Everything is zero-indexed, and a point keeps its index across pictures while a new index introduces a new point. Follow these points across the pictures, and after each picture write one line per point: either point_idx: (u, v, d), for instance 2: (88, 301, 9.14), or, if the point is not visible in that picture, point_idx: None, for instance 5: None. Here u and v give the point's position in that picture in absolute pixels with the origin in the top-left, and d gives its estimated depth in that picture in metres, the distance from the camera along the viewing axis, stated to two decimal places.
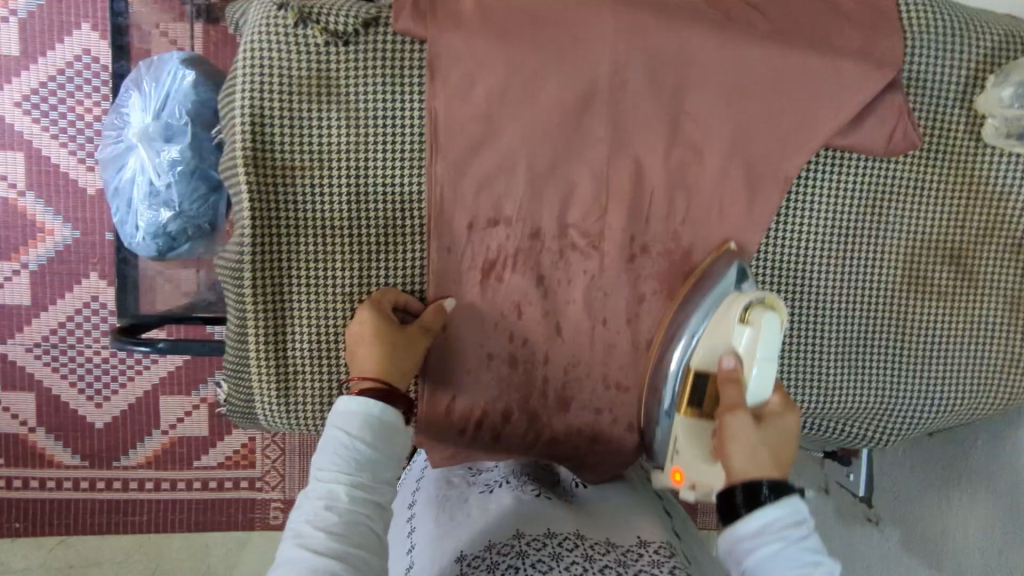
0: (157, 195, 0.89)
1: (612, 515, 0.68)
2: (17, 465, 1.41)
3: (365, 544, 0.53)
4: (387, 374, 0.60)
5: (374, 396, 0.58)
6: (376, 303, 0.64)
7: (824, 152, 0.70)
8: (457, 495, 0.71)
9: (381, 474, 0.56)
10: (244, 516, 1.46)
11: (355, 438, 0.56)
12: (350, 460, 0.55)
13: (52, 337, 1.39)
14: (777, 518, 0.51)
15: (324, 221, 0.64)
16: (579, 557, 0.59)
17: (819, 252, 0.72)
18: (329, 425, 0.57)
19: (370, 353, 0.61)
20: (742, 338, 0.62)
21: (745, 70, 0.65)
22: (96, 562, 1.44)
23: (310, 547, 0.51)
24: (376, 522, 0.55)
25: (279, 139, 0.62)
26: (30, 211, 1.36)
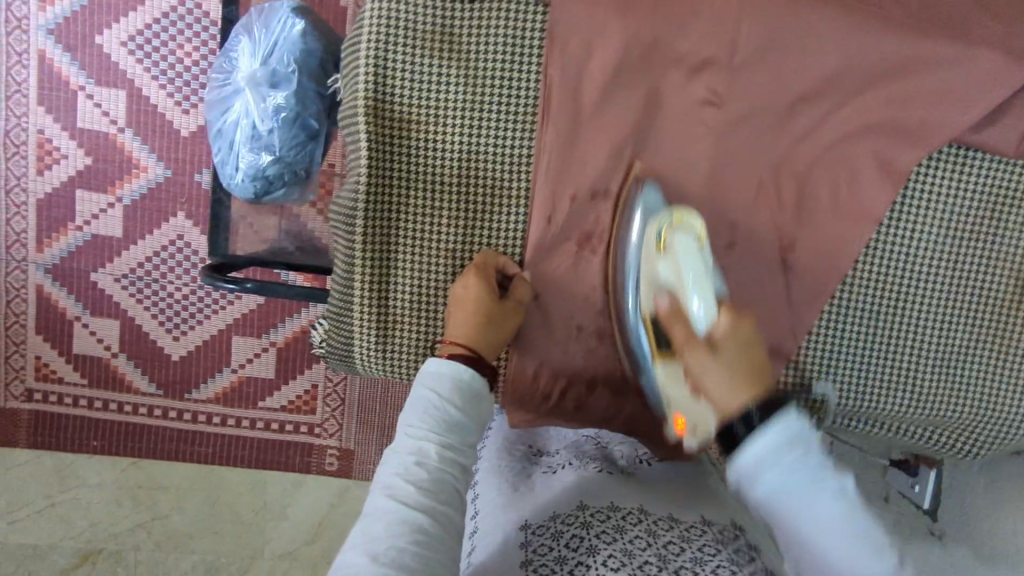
0: (258, 139, 0.92)
1: (680, 492, 0.64)
2: (100, 387, 1.50)
3: (451, 502, 0.53)
4: (476, 343, 0.62)
5: (461, 361, 0.60)
6: (478, 273, 0.65)
7: (950, 147, 0.66)
8: (520, 468, 0.69)
9: (467, 438, 0.57)
10: (301, 459, 1.52)
11: (445, 400, 0.57)
12: (440, 419, 0.56)
13: (138, 270, 1.46)
14: (768, 450, 0.50)
15: (434, 175, 0.65)
16: (643, 532, 0.57)
17: (932, 252, 0.68)
18: (418, 386, 0.59)
19: (465, 320, 0.62)
20: (665, 272, 0.62)
21: (878, 60, 0.62)
22: (164, 486, 1.52)
23: (399, 498, 0.52)
24: (460, 483, 0.55)
25: (398, 88, 0.63)
26: (127, 148, 1.42)
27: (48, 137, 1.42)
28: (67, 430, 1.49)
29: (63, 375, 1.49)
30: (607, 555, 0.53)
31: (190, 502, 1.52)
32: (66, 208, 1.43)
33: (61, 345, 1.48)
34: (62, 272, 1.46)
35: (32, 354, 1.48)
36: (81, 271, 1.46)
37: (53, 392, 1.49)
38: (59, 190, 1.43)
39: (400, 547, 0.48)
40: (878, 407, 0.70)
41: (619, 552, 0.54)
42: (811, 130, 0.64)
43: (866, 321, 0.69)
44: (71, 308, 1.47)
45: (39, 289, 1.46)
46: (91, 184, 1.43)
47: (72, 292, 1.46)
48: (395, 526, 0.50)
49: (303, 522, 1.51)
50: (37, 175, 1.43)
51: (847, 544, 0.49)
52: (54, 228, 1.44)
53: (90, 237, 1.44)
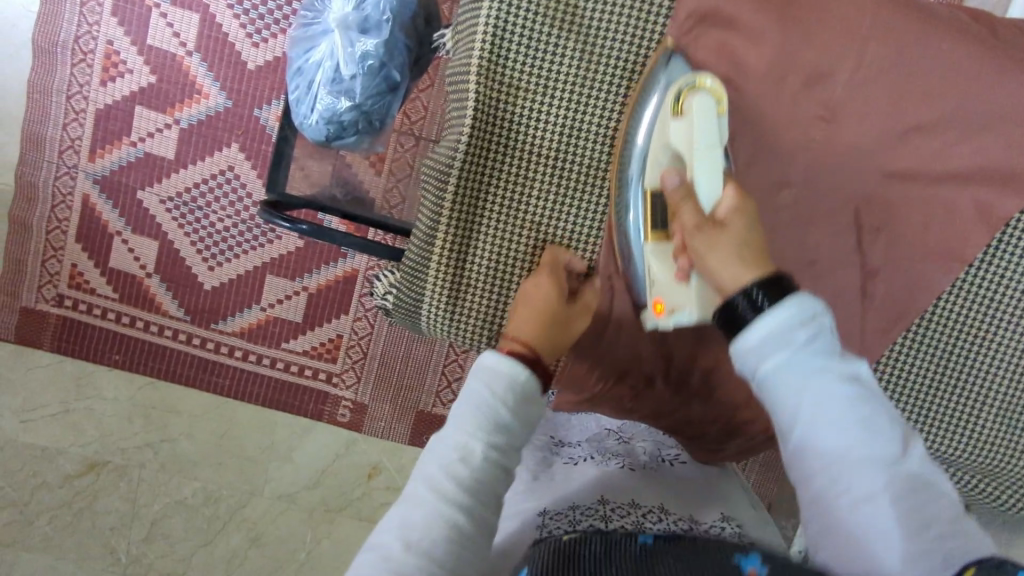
0: (339, 83, 0.91)
1: (699, 496, 0.65)
2: (129, 304, 1.51)
3: (489, 503, 0.54)
4: (539, 343, 0.61)
5: (522, 362, 0.58)
6: (550, 273, 0.65)
7: None
8: (542, 459, 0.72)
9: (517, 442, 0.57)
10: (315, 405, 1.53)
11: (499, 400, 0.57)
12: (492, 418, 0.56)
13: (184, 195, 1.46)
14: (778, 328, 0.49)
15: (534, 145, 0.65)
16: (662, 531, 0.57)
17: (1015, 302, 0.67)
18: (473, 377, 0.58)
19: (529, 318, 0.62)
20: (674, 134, 0.58)
21: (994, 103, 0.62)
22: (177, 410, 1.53)
23: (438, 491, 0.52)
24: (501, 486, 0.55)
25: (515, 52, 0.63)
26: (192, 72, 1.42)
27: (116, 49, 1.42)
28: (91, 341, 1.51)
29: (96, 287, 1.50)
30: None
31: (200, 430, 1.54)
32: (123, 122, 1.44)
33: (98, 257, 1.49)
34: (109, 184, 1.46)
35: (68, 261, 1.49)
36: (128, 187, 1.46)
37: (84, 302, 1.51)
38: (119, 103, 1.43)
39: (433, 539, 0.50)
40: (927, 446, 0.71)
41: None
42: (917, 161, 0.64)
43: (934, 361, 0.69)
44: (113, 222, 1.48)
45: (85, 198, 1.47)
46: (151, 102, 1.43)
47: (116, 205, 1.47)
48: (432, 521, 0.51)
49: (306, 468, 1.53)
50: (100, 86, 1.43)
51: (852, 438, 0.47)
52: (108, 140, 1.44)
53: (142, 155, 1.45)
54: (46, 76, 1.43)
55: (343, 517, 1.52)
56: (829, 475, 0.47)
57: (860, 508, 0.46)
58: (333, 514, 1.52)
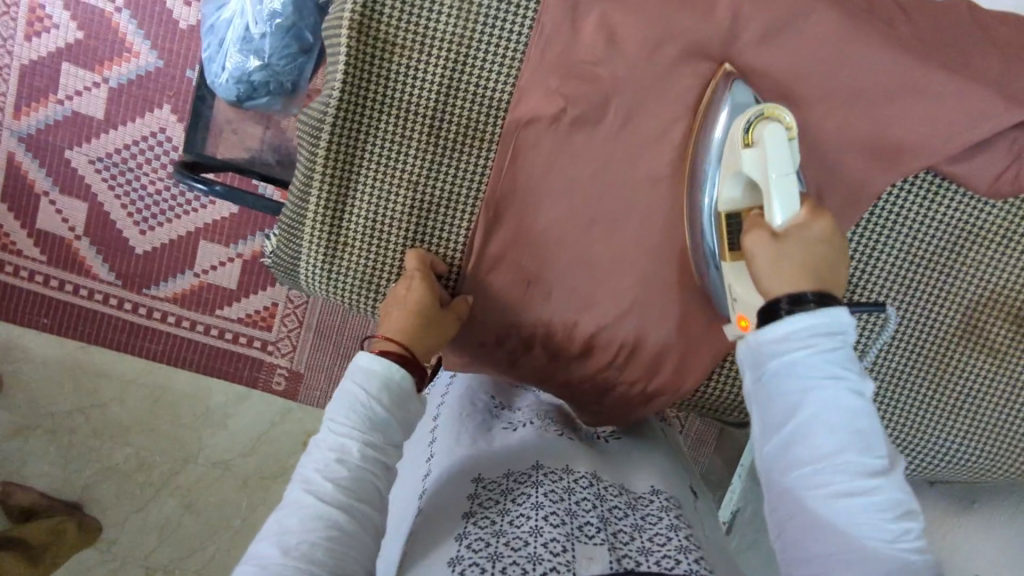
0: (249, 42, 0.90)
1: (632, 466, 0.70)
2: (58, 267, 1.48)
3: (368, 500, 0.56)
4: (412, 342, 0.63)
5: (393, 359, 0.61)
6: (423, 278, 0.65)
7: (926, 174, 0.68)
8: (483, 420, 0.71)
9: (392, 440, 0.59)
10: (249, 372, 1.52)
11: (373, 398, 0.59)
12: (364, 418, 0.58)
13: (114, 156, 1.43)
14: (806, 323, 0.51)
15: (409, 103, 0.65)
16: (591, 494, 0.61)
17: (888, 272, 0.70)
18: (346, 381, 0.60)
19: (400, 317, 0.63)
20: (749, 164, 0.57)
21: (870, 77, 0.63)
22: (108, 376, 1.52)
23: (317, 495, 0.55)
24: (381, 482, 0.58)
25: (388, 9, 0.62)
26: (121, 29, 1.38)
27: (41, 3, 1.37)
28: (19, 304, 1.49)
29: (23, 249, 1.47)
30: (550, 511, 0.57)
31: (133, 395, 1.52)
32: (49, 79, 1.40)
33: (25, 218, 1.46)
34: (36, 143, 1.42)
35: None
36: (56, 146, 1.43)
37: (10, 263, 1.47)
38: (45, 59, 1.39)
39: (312, 541, 0.52)
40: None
41: (561, 511, 0.57)
42: (796, 135, 0.64)
43: None
44: (40, 182, 1.44)
45: (10, 157, 1.43)
46: (78, 59, 1.39)
47: (43, 165, 1.44)
48: (309, 521, 0.53)
49: (241, 435, 1.53)
50: (24, 41, 1.38)
51: (845, 438, 0.49)
52: (34, 98, 1.40)
53: (69, 113, 1.41)
54: None
55: (278, 484, 1.53)
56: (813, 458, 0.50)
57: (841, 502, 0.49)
58: (269, 481, 1.53)
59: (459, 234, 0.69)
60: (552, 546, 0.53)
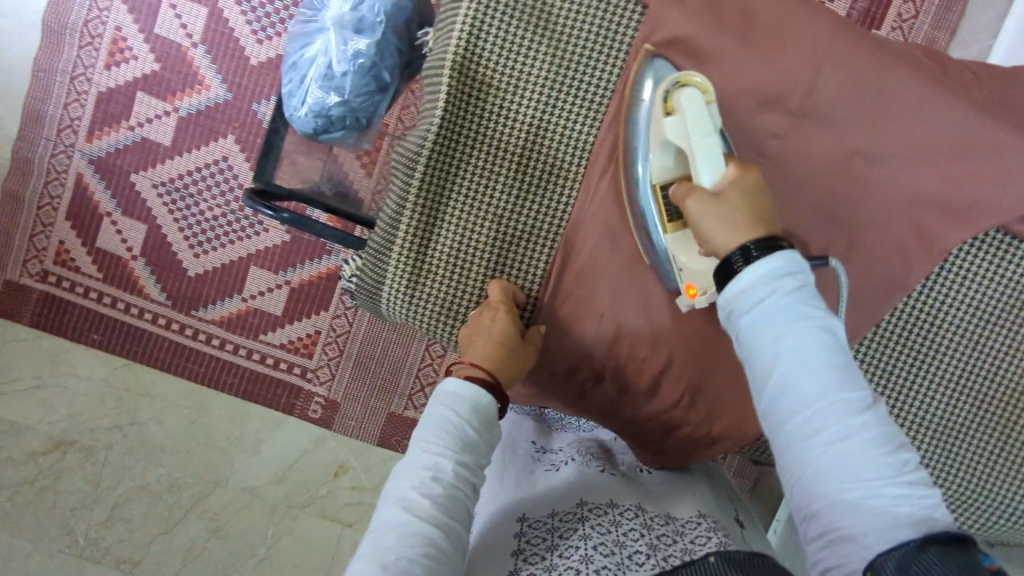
0: (331, 80, 0.95)
1: (679, 494, 0.69)
2: (112, 285, 1.52)
3: (459, 518, 0.57)
4: (495, 368, 0.65)
5: (481, 386, 0.63)
6: (508, 309, 0.67)
7: (995, 233, 0.68)
8: (524, 465, 0.73)
9: (480, 460, 0.61)
10: (288, 399, 1.54)
11: (464, 420, 0.60)
12: (456, 439, 0.59)
13: (177, 182, 1.49)
14: (765, 273, 0.54)
15: (500, 141, 0.68)
16: (638, 524, 0.61)
17: (952, 330, 0.70)
18: (439, 404, 0.62)
19: (485, 346, 0.65)
20: (672, 130, 0.60)
21: (945, 136, 0.65)
22: (150, 395, 1.54)
23: (414, 512, 0.55)
24: (469, 502, 0.59)
25: (488, 54, 0.66)
26: (196, 63, 1.45)
27: (123, 36, 1.45)
28: (71, 319, 1.52)
29: (80, 265, 1.52)
30: (600, 542, 0.58)
31: (171, 416, 1.54)
32: (123, 106, 1.47)
33: (86, 236, 1.51)
34: (104, 166, 1.49)
35: (55, 238, 1.51)
36: (122, 170, 1.49)
37: (67, 279, 1.52)
38: (121, 88, 1.46)
39: (411, 557, 0.52)
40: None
41: (609, 542, 0.58)
42: (866, 189, 0.67)
43: (870, 382, 0.72)
44: (104, 203, 1.50)
45: (78, 178, 1.49)
46: (153, 89, 1.46)
47: (108, 187, 1.49)
48: (407, 537, 0.53)
49: (273, 462, 1.53)
50: (104, 69, 1.46)
51: (822, 383, 0.52)
52: (107, 123, 1.47)
53: (138, 139, 1.48)
54: (53, 57, 1.46)
55: (306, 514, 1.52)
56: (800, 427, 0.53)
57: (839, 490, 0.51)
58: (297, 510, 1.52)
59: (537, 268, 0.71)
60: None
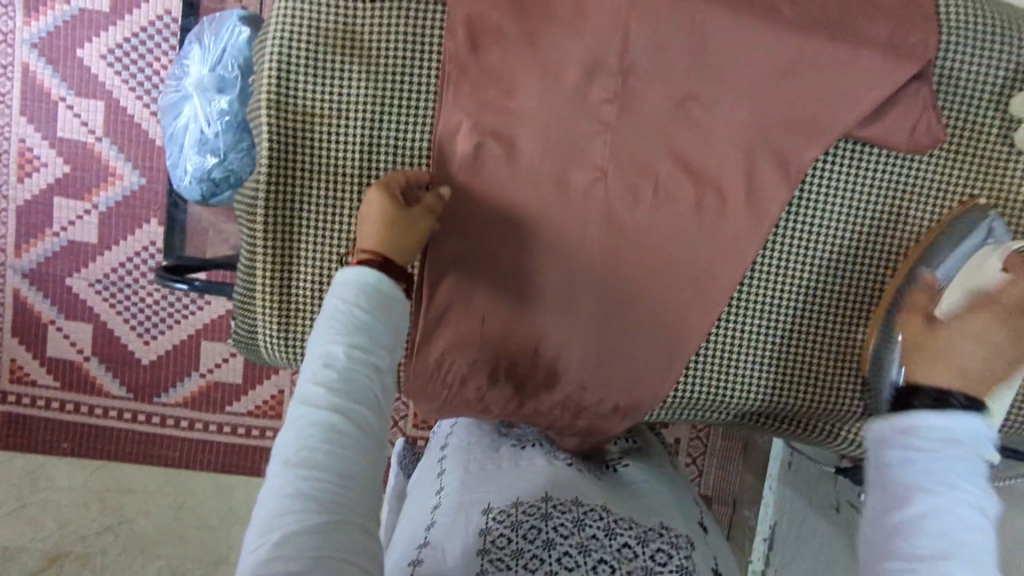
0: (205, 143, 0.95)
1: (638, 496, 0.73)
2: (71, 390, 1.52)
3: (363, 400, 0.53)
4: (385, 248, 0.60)
5: (370, 265, 0.58)
6: (379, 189, 0.63)
7: (845, 142, 0.70)
8: (489, 444, 0.77)
9: (381, 340, 0.55)
10: (266, 464, 1.53)
11: (352, 305, 0.55)
12: (347, 323, 0.54)
13: (112, 275, 1.49)
14: (944, 426, 0.55)
15: (335, 170, 0.68)
16: (601, 529, 0.61)
17: (825, 247, 0.72)
18: (330, 297, 0.56)
19: (371, 228, 0.61)
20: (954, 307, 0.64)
21: (771, 62, 0.65)
22: (132, 490, 1.53)
23: (309, 402, 0.52)
24: (376, 384, 0.54)
25: (301, 88, 0.66)
26: (104, 156, 1.46)
27: (29, 146, 1.46)
28: (39, 433, 1.52)
29: (36, 378, 1.52)
30: (564, 552, 0.57)
31: (157, 506, 1.53)
32: (44, 214, 1.48)
33: (36, 348, 1.51)
34: (38, 276, 1.50)
35: (7, 356, 1.52)
36: (57, 276, 1.50)
37: (27, 394, 1.52)
38: (37, 196, 1.48)
39: (310, 450, 0.50)
40: (761, 401, 0.76)
41: (574, 549, 0.58)
42: (710, 132, 0.67)
43: (760, 314, 0.74)
44: (45, 312, 1.51)
45: (15, 293, 1.50)
46: (68, 191, 1.47)
47: (47, 295, 1.50)
48: (304, 431, 0.51)
49: None
50: (17, 182, 1.47)
51: (948, 528, 0.50)
52: (32, 234, 1.48)
53: (65, 243, 1.48)
54: None
55: None
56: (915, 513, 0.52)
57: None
58: None
59: None
60: None
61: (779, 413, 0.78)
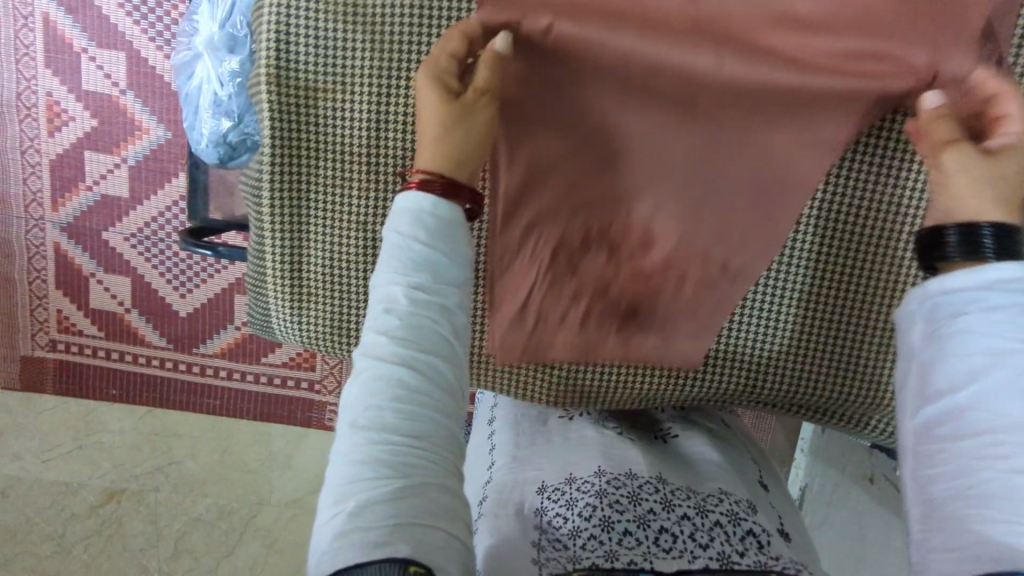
0: (220, 105, 0.92)
1: (693, 461, 0.70)
2: (115, 341, 1.58)
3: (431, 348, 0.48)
4: (446, 163, 0.54)
5: (432, 187, 0.52)
6: (436, 88, 0.56)
7: (902, 115, 0.60)
8: (536, 416, 0.75)
9: (445, 277, 0.50)
10: (303, 413, 1.57)
11: (411, 239, 0.50)
12: (406, 259, 0.50)
13: (145, 230, 1.51)
14: (993, 285, 0.47)
15: (340, 145, 0.63)
16: (657, 502, 0.58)
17: (877, 233, 0.64)
18: (386, 228, 0.52)
19: (428, 144, 0.55)
20: None
21: (822, 16, 0.56)
22: (179, 434, 1.61)
23: (374, 351, 0.48)
24: (444, 326, 0.50)
25: (298, 58, 0.61)
26: (129, 110, 1.45)
27: (56, 100, 1.46)
28: (89, 379, 1.60)
29: (83, 328, 1.58)
30: (622, 529, 0.55)
31: (203, 449, 1.60)
32: (76, 168, 1.49)
33: (79, 300, 1.56)
34: (75, 230, 1.52)
35: (53, 307, 1.57)
36: (93, 230, 1.52)
37: (75, 343, 1.58)
38: (69, 151, 1.48)
39: (378, 404, 0.47)
40: (797, 396, 0.71)
41: (632, 526, 0.55)
42: (747, 101, 0.59)
43: (795, 305, 0.67)
44: (86, 265, 1.54)
45: (56, 247, 1.54)
46: (97, 145, 1.47)
47: (86, 249, 1.53)
48: (369, 385, 0.47)
49: (306, 473, 1.58)
50: (48, 137, 1.48)
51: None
52: (66, 188, 1.50)
53: (99, 197, 1.50)
54: None
55: None
56: (963, 432, 0.46)
57: (987, 522, 0.43)
58: None
59: None
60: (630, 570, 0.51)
61: (815, 408, 0.72)
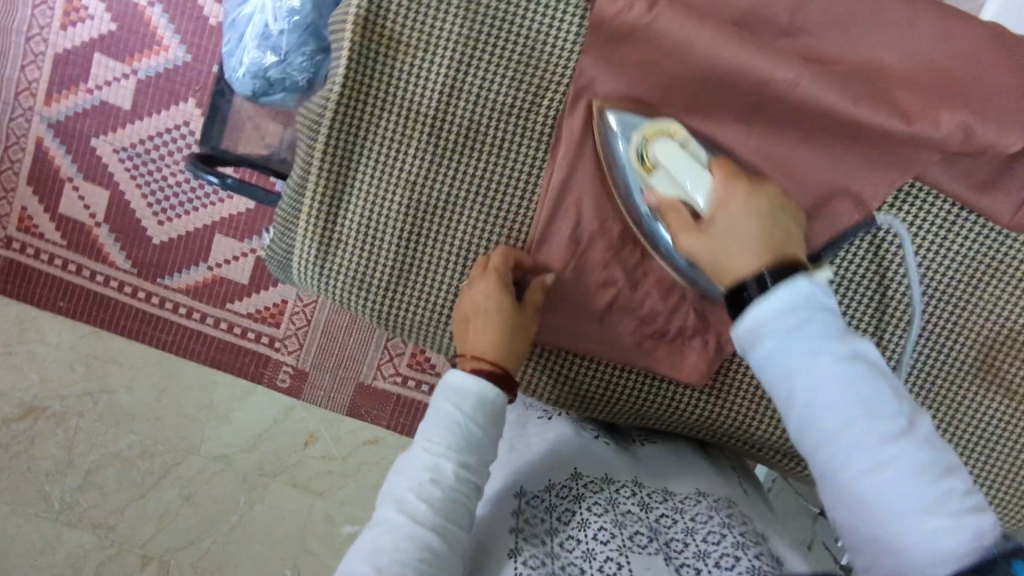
0: (267, 39, 0.91)
1: (675, 469, 0.71)
2: (77, 252, 1.48)
3: (459, 522, 0.57)
4: (502, 358, 0.63)
5: (484, 377, 0.61)
6: (498, 278, 0.64)
7: (915, 186, 0.66)
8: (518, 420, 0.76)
9: (484, 459, 0.60)
10: (256, 368, 1.46)
11: (467, 419, 0.60)
12: (458, 439, 0.59)
13: (138, 147, 1.45)
14: (775, 304, 0.53)
15: (411, 101, 0.65)
16: (635, 505, 0.62)
17: (888, 301, 0.68)
18: (445, 399, 0.61)
19: (486, 334, 0.63)
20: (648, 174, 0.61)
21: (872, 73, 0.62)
22: (118, 362, 1.48)
23: (411, 516, 0.56)
24: (471, 502, 0.59)
25: (393, 11, 0.63)
26: (153, 23, 1.40)
27: None
28: (37, 286, 1.48)
29: (44, 232, 1.48)
30: (601, 525, 0.58)
31: (140, 383, 1.47)
32: (81, 67, 1.43)
33: (48, 201, 1.47)
34: (63, 130, 1.45)
35: (18, 203, 1.48)
36: (83, 134, 1.45)
37: (32, 246, 1.48)
38: (79, 48, 1.42)
39: (405, 560, 0.53)
40: (783, 442, 0.73)
41: (609, 524, 0.58)
42: (797, 131, 0.63)
43: None
44: (65, 168, 1.46)
45: (38, 142, 1.46)
46: (110, 50, 1.42)
47: (69, 151, 1.46)
48: (404, 542, 0.54)
49: (245, 431, 1.45)
50: (60, 29, 1.42)
51: (853, 408, 0.50)
52: (66, 85, 1.43)
53: (98, 102, 1.44)
54: (7, 16, 1.42)
55: (277, 482, 1.44)
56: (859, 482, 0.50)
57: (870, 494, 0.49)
58: (268, 478, 1.44)
59: (455, 237, 0.68)
60: (607, 567, 0.54)
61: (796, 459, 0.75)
